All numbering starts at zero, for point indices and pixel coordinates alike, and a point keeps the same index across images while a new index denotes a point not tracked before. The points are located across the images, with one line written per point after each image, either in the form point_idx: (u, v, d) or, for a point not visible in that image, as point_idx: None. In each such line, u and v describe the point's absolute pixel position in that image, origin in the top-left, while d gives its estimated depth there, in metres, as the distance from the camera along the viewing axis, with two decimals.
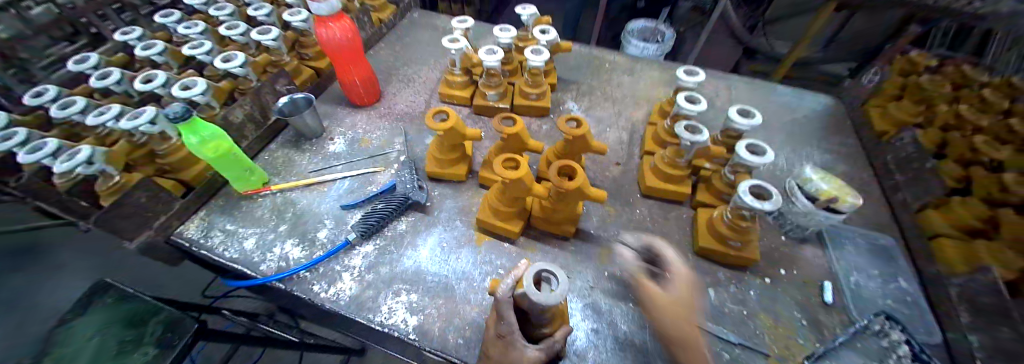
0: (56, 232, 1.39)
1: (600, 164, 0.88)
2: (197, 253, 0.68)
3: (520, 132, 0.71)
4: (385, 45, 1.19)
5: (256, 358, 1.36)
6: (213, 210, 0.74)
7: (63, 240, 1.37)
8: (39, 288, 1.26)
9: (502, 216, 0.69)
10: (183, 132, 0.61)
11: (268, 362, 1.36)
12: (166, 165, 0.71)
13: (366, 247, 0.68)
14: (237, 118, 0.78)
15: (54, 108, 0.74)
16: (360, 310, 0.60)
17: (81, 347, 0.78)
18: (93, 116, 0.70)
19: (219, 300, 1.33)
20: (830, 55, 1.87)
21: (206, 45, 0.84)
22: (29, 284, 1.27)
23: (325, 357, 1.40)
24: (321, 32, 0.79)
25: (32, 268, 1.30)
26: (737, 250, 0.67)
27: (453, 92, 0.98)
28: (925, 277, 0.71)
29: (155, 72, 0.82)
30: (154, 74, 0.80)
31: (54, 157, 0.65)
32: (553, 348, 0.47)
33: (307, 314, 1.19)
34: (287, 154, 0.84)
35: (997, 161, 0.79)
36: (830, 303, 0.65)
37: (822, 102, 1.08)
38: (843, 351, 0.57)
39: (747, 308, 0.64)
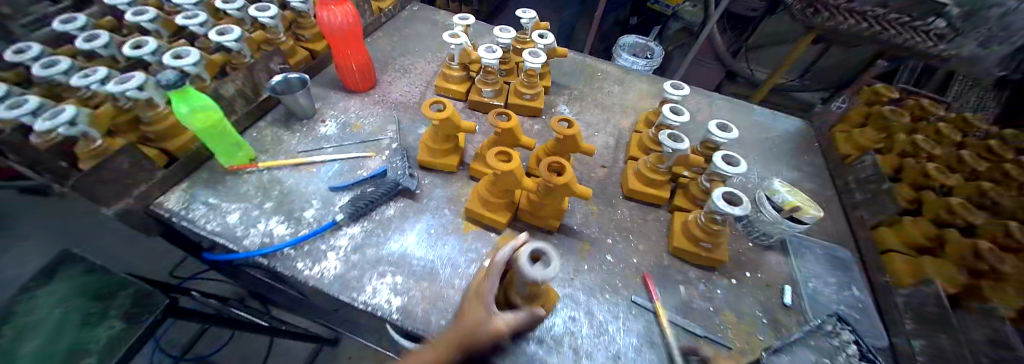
0: (10, 198, 1.32)
1: (587, 166, 0.91)
2: (177, 223, 0.66)
3: (513, 128, 0.73)
4: (384, 35, 1.19)
5: (223, 344, 1.32)
6: (197, 183, 0.73)
7: (16, 207, 1.31)
8: None
9: (490, 207, 0.71)
10: (174, 100, 0.61)
11: (235, 348, 1.32)
12: (151, 133, 0.70)
13: (353, 228, 0.69)
14: (229, 92, 0.77)
15: (36, 65, 0.72)
16: (343, 289, 0.60)
17: (43, 318, 0.74)
18: (79, 77, 0.69)
19: (189, 281, 1.27)
20: (806, 84, 1.99)
21: (202, 17, 0.83)
22: None
23: (295, 347, 1.36)
24: (324, 15, 0.80)
25: None
26: (708, 251, 0.71)
27: (449, 86, 0.99)
28: (877, 287, 0.77)
29: (146, 39, 0.81)
30: (145, 41, 0.79)
31: (32, 116, 0.63)
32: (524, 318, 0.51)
33: (282, 301, 1.16)
34: (277, 133, 0.84)
35: (946, 186, 0.84)
36: (789, 305, 0.70)
37: (795, 124, 1.15)
38: (797, 347, 0.62)
39: (713, 305, 0.68)
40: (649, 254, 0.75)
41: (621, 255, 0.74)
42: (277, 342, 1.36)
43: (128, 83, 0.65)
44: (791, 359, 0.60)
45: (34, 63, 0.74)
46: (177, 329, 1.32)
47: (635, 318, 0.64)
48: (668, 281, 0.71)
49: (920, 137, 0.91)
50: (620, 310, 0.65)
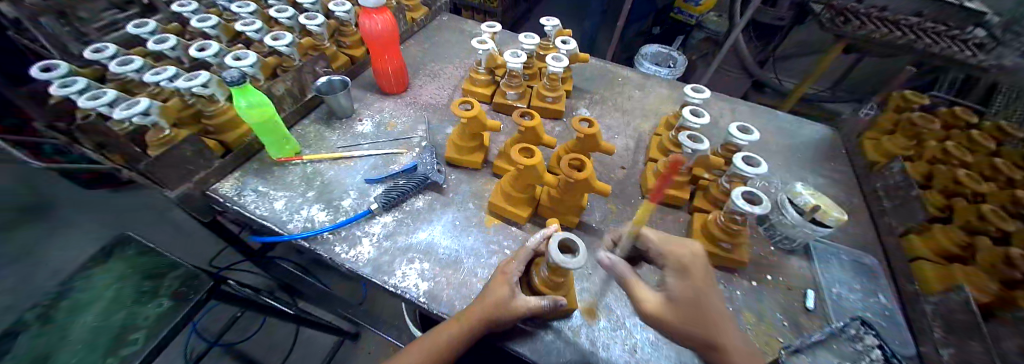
0: (72, 188, 1.46)
1: (606, 167, 0.93)
2: (230, 207, 0.74)
3: (536, 127, 0.77)
4: (415, 42, 1.27)
5: (252, 334, 1.39)
6: (248, 173, 0.80)
7: (79, 196, 1.45)
8: (56, 237, 1.34)
9: (513, 201, 0.75)
10: (235, 96, 0.68)
11: (264, 337, 1.39)
12: (211, 126, 0.79)
13: (385, 217, 0.74)
14: (279, 91, 0.85)
15: (114, 63, 0.81)
16: (376, 272, 0.65)
17: (97, 295, 0.81)
18: (151, 75, 0.78)
19: (224, 272, 1.36)
20: (835, 94, 1.94)
21: (258, 24, 0.92)
22: (47, 233, 1.35)
23: (318, 340, 1.42)
24: (364, 22, 0.87)
25: (51, 219, 1.39)
26: (727, 251, 0.72)
27: (475, 88, 1.05)
28: (905, 295, 0.75)
29: (209, 42, 0.90)
30: (208, 44, 0.88)
31: (109, 107, 0.72)
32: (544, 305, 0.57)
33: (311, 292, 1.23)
34: (318, 130, 0.91)
35: (979, 193, 0.82)
36: (810, 309, 0.70)
37: (820, 131, 1.14)
38: (817, 351, 0.60)
39: (732, 306, 0.69)
40: None
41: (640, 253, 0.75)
42: (302, 334, 1.42)
43: (194, 80, 0.73)
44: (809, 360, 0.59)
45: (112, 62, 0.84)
46: (213, 318, 1.41)
47: None
48: None
49: (952, 145, 0.89)
50: None
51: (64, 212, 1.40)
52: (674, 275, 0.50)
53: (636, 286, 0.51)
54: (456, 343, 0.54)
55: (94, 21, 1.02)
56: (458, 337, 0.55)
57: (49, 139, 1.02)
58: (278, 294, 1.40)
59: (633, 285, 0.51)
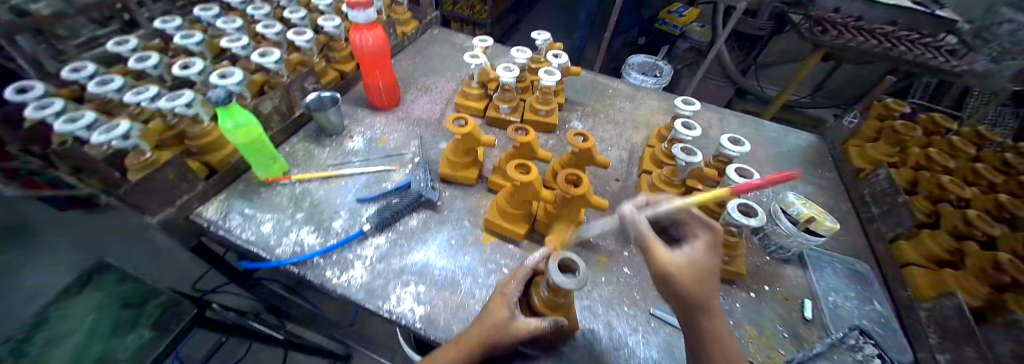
0: (47, 210, 1.40)
1: (601, 179, 0.93)
2: (214, 232, 0.71)
3: (531, 142, 0.76)
4: (405, 56, 1.26)
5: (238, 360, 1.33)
6: (234, 195, 0.78)
7: (54, 219, 1.38)
8: (27, 263, 1.27)
9: (510, 218, 0.73)
10: (220, 116, 0.66)
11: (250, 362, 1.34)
12: (194, 147, 0.76)
13: (378, 239, 0.72)
14: (266, 109, 0.83)
15: (92, 83, 0.78)
16: (370, 297, 0.63)
17: (71, 328, 0.76)
18: (131, 95, 0.75)
19: (208, 295, 1.31)
20: (816, 100, 2.00)
21: (244, 41, 0.90)
22: (18, 259, 1.28)
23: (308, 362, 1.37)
24: (355, 38, 0.86)
25: (24, 244, 1.32)
26: (725, 263, 0.72)
27: (468, 102, 1.04)
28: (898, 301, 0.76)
29: (193, 60, 0.87)
30: (193, 62, 0.86)
31: (88, 130, 0.69)
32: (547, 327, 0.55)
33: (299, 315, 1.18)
34: (307, 148, 0.89)
35: (963, 199, 0.84)
36: (809, 319, 0.70)
37: (807, 139, 1.16)
38: (818, 363, 0.61)
39: (732, 318, 0.69)
40: None
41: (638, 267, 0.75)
42: (291, 358, 1.37)
43: (176, 100, 0.71)
44: None
45: (91, 82, 0.81)
46: (195, 345, 1.34)
47: (654, 330, 0.65)
48: None
49: (934, 151, 0.91)
50: (639, 323, 0.66)
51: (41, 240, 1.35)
52: (702, 248, 0.54)
53: (659, 246, 0.53)
54: None
55: (71, 38, 0.99)
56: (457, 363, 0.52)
57: (19, 161, 0.97)
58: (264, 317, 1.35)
59: (652, 244, 0.53)
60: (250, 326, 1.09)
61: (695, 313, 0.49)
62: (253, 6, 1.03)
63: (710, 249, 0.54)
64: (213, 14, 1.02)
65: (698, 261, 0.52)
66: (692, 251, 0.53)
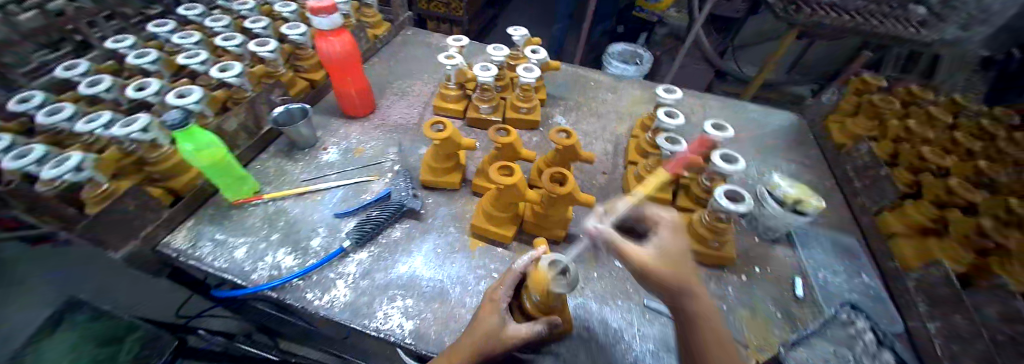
0: None
1: (587, 173, 0.92)
2: (185, 262, 0.67)
3: (514, 142, 0.74)
4: (379, 61, 1.22)
5: None
6: (203, 220, 0.73)
7: None
8: None
9: (497, 221, 0.71)
10: (179, 139, 0.62)
11: None
12: (156, 173, 0.71)
13: (360, 254, 0.69)
14: (231, 127, 0.79)
15: (41, 114, 0.73)
16: (355, 317, 0.60)
17: None
18: (83, 123, 0.70)
19: (193, 321, 1.26)
20: (793, 78, 2.02)
21: (202, 55, 0.86)
22: None
23: None
24: (321, 45, 0.82)
25: None
26: (715, 249, 0.72)
27: (446, 105, 1.01)
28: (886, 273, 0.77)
29: (148, 80, 0.83)
30: (148, 82, 0.82)
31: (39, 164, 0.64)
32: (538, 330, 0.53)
33: (290, 333, 1.14)
34: (279, 164, 0.85)
35: (943, 167, 0.85)
36: (801, 298, 0.70)
37: (787, 117, 1.17)
38: (813, 340, 0.61)
39: (726, 304, 0.69)
40: None
41: None
42: None
43: (131, 126, 0.66)
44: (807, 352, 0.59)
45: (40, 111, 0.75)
46: None
47: (649, 322, 0.64)
48: None
49: (912, 122, 0.92)
50: (634, 317, 0.65)
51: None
52: (666, 231, 0.51)
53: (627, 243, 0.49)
54: None
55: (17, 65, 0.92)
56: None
57: None
58: (255, 338, 1.29)
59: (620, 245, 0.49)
60: (240, 349, 1.04)
61: (686, 303, 0.45)
62: (211, 19, 0.98)
63: (677, 234, 0.51)
64: (169, 30, 0.97)
65: (669, 247, 0.49)
66: (660, 239, 0.50)
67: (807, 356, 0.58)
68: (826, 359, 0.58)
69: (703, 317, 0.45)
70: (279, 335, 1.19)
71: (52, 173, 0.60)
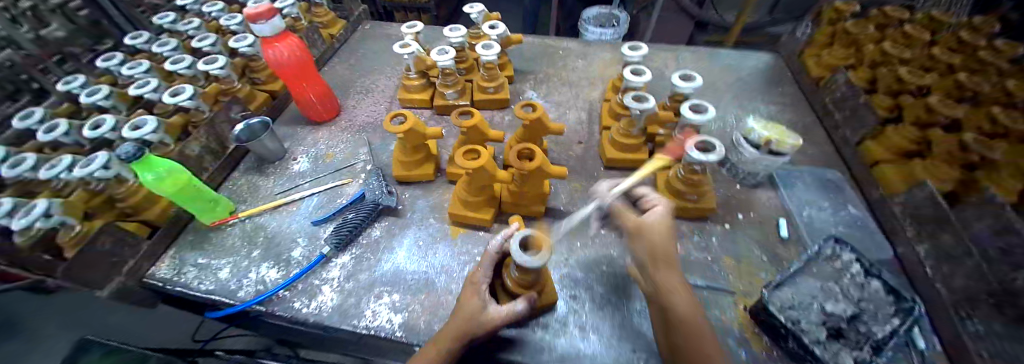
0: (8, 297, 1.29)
1: (563, 145, 0.90)
2: (172, 290, 0.67)
3: (478, 124, 0.73)
4: (340, 61, 1.19)
5: None
6: (184, 246, 0.73)
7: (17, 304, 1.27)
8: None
9: (473, 206, 0.71)
10: (138, 170, 0.60)
11: None
12: (126, 208, 0.71)
13: (342, 257, 0.69)
14: (195, 151, 0.78)
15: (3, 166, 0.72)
16: (344, 318, 0.61)
17: None
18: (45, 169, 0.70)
19: (210, 343, 1.28)
20: (775, 16, 1.95)
21: (151, 83, 0.84)
22: None
23: None
24: (269, 53, 0.79)
25: None
26: (695, 202, 0.71)
27: (412, 96, 0.99)
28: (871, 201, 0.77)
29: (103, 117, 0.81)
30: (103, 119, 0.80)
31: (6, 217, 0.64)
32: (516, 311, 0.53)
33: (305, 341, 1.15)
34: (251, 180, 0.84)
35: (922, 87, 0.83)
36: (785, 238, 0.70)
37: (764, 59, 1.14)
38: (800, 277, 0.61)
39: (711, 254, 0.69)
40: None
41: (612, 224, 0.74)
42: None
43: (92, 164, 0.65)
44: (795, 290, 0.59)
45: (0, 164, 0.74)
46: None
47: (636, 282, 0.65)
48: None
49: (887, 44, 0.89)
50: (619, 279, 0.65)
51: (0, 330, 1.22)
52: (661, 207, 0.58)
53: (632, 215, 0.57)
54: None
55: None
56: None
57: None
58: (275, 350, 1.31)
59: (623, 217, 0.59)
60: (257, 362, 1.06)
61: (658, 267, 0.50)
62: (157, 44, 0.95)
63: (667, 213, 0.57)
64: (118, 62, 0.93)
65: (662, 222, 0.55)
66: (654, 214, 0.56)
67: (793, 294, 0.58)
68: (812, 294, 0.58)
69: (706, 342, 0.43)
70: (295, 344, 1.21)
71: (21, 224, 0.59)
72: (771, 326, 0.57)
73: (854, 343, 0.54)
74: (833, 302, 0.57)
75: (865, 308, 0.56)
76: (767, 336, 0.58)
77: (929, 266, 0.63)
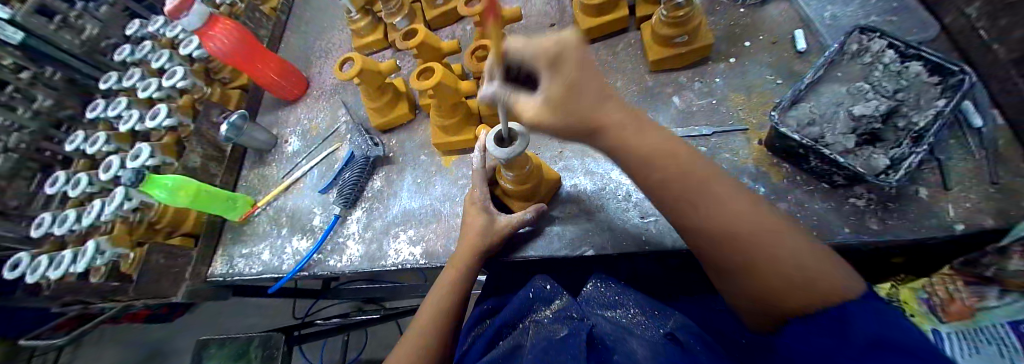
0: (145, 330, 1.57)
1: (534, 33, 0.80)
2: (233, 280, 0.76)
3: (426, 39, 0.65)
4: (291, 28, 1.08)
5: (366, 341, 1.52)
6: (227, 244, 0.79)
7: (156, 333, 1.56)
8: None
9: (454, 130, 0.68)
10: (149, 190, 0.66)
11: (377, 340, 1.53)
12: (166, 227, 0.76)
13: (355, 213, 0.72)
14: (196, 162, 0.80)
15: (30, 228, 0.72)
16: (373, 262, 0.66)
17: None
18: (63, 223, 0.71)
19: (310, 313, 1.50)
20: None
21: (130, 113, 0.79)
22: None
23: None
24: (211, 46, 0.77)
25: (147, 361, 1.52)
26: (687, 45, 0.62)
27: (365, 40, 0.88)
28: None
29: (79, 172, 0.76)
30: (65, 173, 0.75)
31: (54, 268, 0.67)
32: (526, 217, 0.56)
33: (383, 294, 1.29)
34: (258, 170, 0.88)
35: None
36: (803, 51, 0.62)
37: None
38: (823, 85, 0.54)
39: (716, 97, 0.62)
40: (630, 85, 0.68)
41: None
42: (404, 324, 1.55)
43: (115, 199, 0.68)
44: (813, 104, 0.52)
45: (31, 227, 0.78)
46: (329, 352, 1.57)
47: None
48: (658, 98, 0.65)
49: None
50: None
51: (111, 355, 1.53)
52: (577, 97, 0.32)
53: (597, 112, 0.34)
54: (454, 289, 0.55)
55: None
56: (454, 291, 0.55)
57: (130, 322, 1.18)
58: (367, 308, 1.50)
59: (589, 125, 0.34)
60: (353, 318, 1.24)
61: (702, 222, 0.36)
62: (118, 50, 0.89)
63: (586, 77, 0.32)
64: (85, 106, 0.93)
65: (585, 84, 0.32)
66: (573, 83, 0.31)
67: (812, 109, 0.52)
68: (837, 104, 0.51)
69: (757, 232, 0.34)
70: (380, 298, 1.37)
71: (59, 273, 0.65)
72: (786, 147, 0.52)
73: (893, 142, 0.47)
74: (861, 103, 0.49)
75: (906, 99, 0.47)
76: (788, 164, 0.54)
77: (978, 21, 0.53)
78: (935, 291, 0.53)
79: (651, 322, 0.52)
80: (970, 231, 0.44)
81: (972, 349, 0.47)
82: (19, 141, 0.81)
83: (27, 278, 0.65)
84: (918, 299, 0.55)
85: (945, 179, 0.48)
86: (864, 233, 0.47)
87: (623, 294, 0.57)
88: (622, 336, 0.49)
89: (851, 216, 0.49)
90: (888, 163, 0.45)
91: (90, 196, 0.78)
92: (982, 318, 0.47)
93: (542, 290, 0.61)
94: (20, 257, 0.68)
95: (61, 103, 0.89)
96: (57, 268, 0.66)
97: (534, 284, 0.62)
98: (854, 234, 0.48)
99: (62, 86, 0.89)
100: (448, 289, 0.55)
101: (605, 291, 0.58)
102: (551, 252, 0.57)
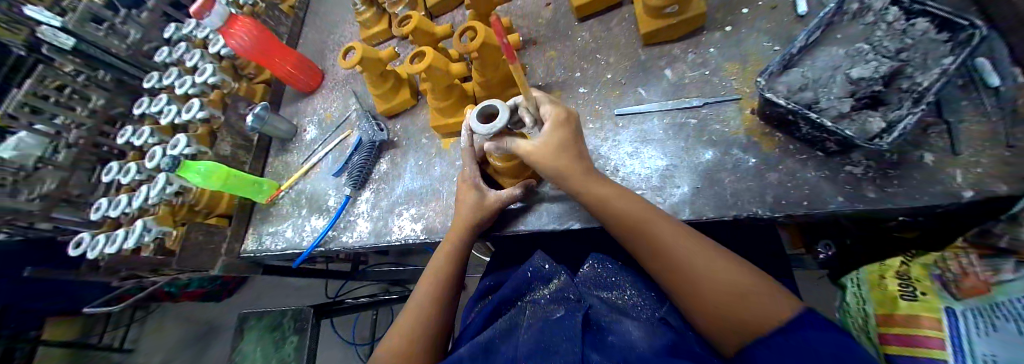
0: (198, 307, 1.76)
1: (531, 13, 0.81)
2: (261, 255, 0.84)
3: (419, 25, 0.68)
4: (307, 23, 1.14)
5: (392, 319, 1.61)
6: (256, 224, 0.88)
7: (208, 309, 1.75)
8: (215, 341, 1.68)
9: (449, 112, 0.71)
10: (185, 174, 0.74)
11: None
12: (202, 208, 0.85)
13: (364, 194, 0.77)
14: (228, 150, 0.89)
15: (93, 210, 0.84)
16: (379, 237, 0.71)
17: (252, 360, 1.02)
18: (117, 207, 0.82)
19: (339, 292, 1.61)
20: None
21: (168, 107, 0.89)
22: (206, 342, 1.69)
23: None
24: (233, 43, 0.85)
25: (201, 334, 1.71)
26: (679, 15, 0.60)
27: (372, 30, 0.92)
28: None
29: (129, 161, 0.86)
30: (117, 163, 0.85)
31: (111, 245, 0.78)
32: (515, 193, 0.59)
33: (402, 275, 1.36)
34: (282, 158, 0.95)
35: None
36: (804, 14, 0.59)
37: None
38: (820, 51, 0.51)
39: (709, 68, 0.61)
40: (623, 60, 0.67)
41: (593, 78, 0.68)
42: None
43: (158, 184, 0.78)
44: (808, 69, 0.51)
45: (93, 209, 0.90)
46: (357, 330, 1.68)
47: (625, 128, 0.62)
48: (649, 73, 0.64)
49: None
50: (608, 132, 0.62)
51: (173, 327, 1.74)
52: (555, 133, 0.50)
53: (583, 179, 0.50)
54: (454, 272, 0.59)
55: None
56: (455, 273, 0.59)
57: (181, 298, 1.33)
58: (392, 288, 1.59)
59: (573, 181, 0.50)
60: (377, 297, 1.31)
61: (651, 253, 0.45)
62: (159, 52, 1.00)
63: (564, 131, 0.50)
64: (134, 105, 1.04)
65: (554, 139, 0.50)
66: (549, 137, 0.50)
67: (805, 74, 0.50)
68: (834, 67, 0.49)
69: (696, 270, 0.41)
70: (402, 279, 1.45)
71: (114, 249, 0.75)
72: (777, 116, 0.50)
73: (895, 105, 0.44)
74: (858, 66, 0.47)
75: (909, 58, 0.44)
76: (782, 133, 0.52)
77: None
78: (948, 267, 0.50)
79: (646, 305, 0.54)
80: (977, 197, 0.42)
81: (989, 328, 0.44)
82: (80, 136, 0.93)
83: (90, 255, 0.76)
84: (929, 276, 0.51)
85: (953, 143, 0.45)
86: (861, 202, 0.45)
87: (620, 275, 0.59)
88: (618, 317, 0.50)
89: (847, 184, 0.47)
90: (883, 126, 0.42)
91: (140, 182, 0.89)
92: (999, 294, 0.43)
93: (540, 269, 0.62)
94: (86, 235, 0.80)
95: (113, 102, 1.01)
96: (112, 245, 0.76)
97: (531, 264, 0.64)
98: (848, 202, 0.46)
99: (113, 87, 1.01)
100: (451, 270, 0.59)
101: (602, 272, 0.60)
102: (540, 226, 0.60)
